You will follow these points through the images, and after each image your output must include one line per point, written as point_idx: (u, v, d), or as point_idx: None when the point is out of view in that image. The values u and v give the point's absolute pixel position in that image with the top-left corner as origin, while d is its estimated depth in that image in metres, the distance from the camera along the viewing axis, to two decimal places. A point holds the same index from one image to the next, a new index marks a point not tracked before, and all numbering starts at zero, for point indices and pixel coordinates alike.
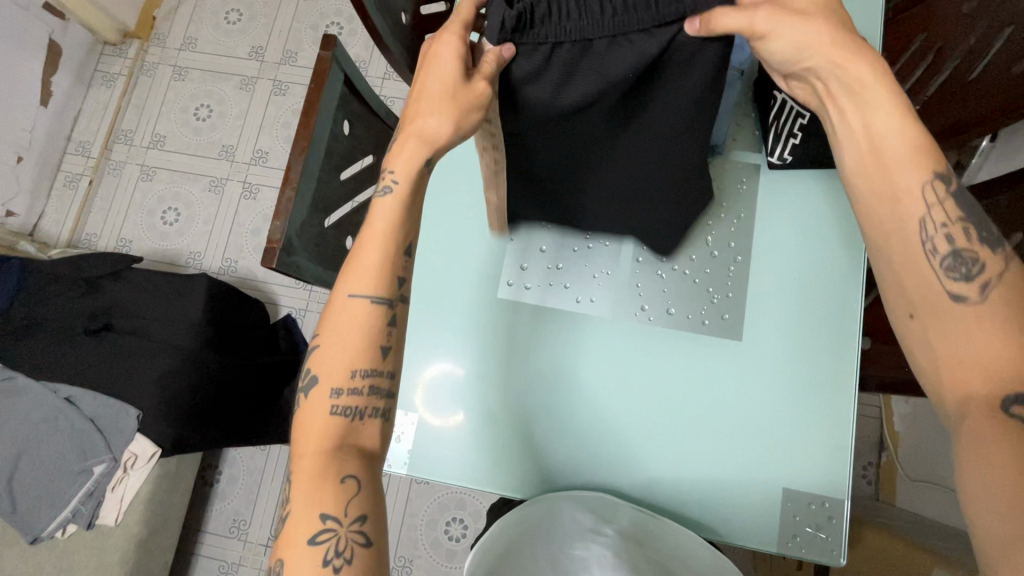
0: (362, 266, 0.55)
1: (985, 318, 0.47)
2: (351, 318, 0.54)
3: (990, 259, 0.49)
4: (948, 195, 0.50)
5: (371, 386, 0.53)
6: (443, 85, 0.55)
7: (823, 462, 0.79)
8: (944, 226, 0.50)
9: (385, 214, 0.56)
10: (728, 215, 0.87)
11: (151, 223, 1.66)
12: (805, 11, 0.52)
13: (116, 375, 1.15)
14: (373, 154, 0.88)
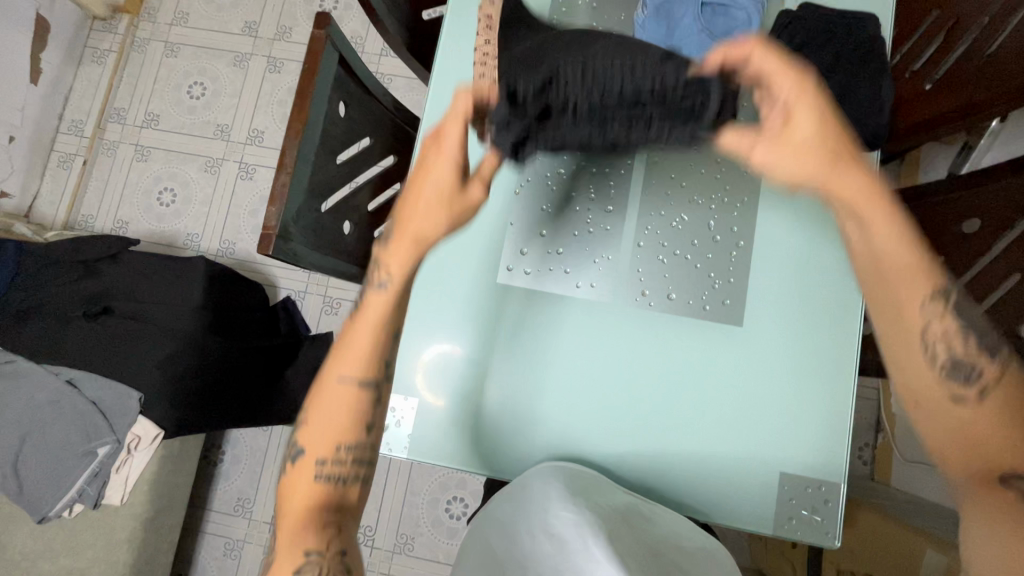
0: (356, 349, 0.56)
1: (985, 419, 0.52)
2: (338, 400, 0.55)
3: (989, 372, 0.53)
4: (942, 310, 0.54)
5: (354, 459, 0.55)
6: (438, 195, 0.57)
7: (819, 446, 0.80)
8: (944, 334, 0.54)
9: (379, 305, 0.57)
10: (731, 199, 0.85)
11: (147, 204, 1.65)
12: (808, 144, 0.53)
13: (117, 359, 1.16)
14: (370, 136, 0.86)
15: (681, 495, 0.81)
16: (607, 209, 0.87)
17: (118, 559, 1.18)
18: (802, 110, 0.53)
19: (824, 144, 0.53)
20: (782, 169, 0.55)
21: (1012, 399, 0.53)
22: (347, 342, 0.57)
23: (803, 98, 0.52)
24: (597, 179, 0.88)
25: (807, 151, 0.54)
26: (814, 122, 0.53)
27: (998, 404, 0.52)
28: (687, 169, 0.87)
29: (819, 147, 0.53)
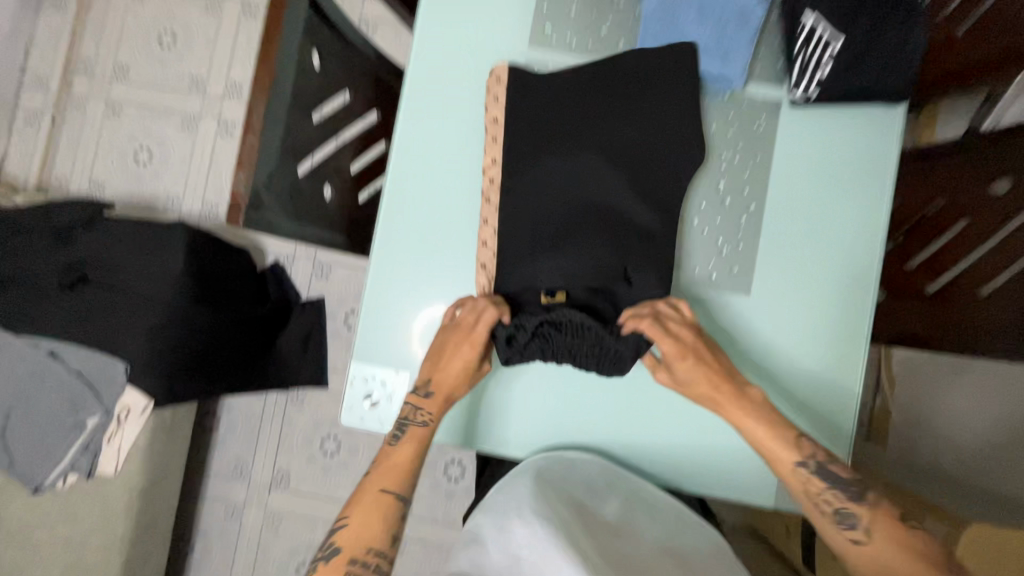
0: (396, 468, 0.67)
1: (880, 553, 0.58)
2: (376, 511, 0.63)
3: (862, 512, 0.61)
4: (810, 474, 0.64)
5: (379, 565, 0.61)
6: (463, 367, 0.74)
7: (823, 419, 0.78)
8: (822, 491, 0.64)
9: (415, 444, 0.69)
10: (743, 159, 0.79)
11: (123, 164, 1.56)
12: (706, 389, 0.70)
13: (99, 330, 1.12)
14: (350, 90, 0.78)
15: (682, 468, 0.79)
16: None
17: (116, 528, 1.18)
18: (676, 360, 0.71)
19: (714, 374, 0.71)
20: (684, 381, 0.72)
21: (888, 527, 0.59)
22: (387, 464, 0.67)
23: (683, 357, 0.71)
24: None
25: (699, 386, 0.71)
26: (688, 368, 0.71)
27: (882, 538, 0.59)
28: None
29: (705, 377, 0.71)
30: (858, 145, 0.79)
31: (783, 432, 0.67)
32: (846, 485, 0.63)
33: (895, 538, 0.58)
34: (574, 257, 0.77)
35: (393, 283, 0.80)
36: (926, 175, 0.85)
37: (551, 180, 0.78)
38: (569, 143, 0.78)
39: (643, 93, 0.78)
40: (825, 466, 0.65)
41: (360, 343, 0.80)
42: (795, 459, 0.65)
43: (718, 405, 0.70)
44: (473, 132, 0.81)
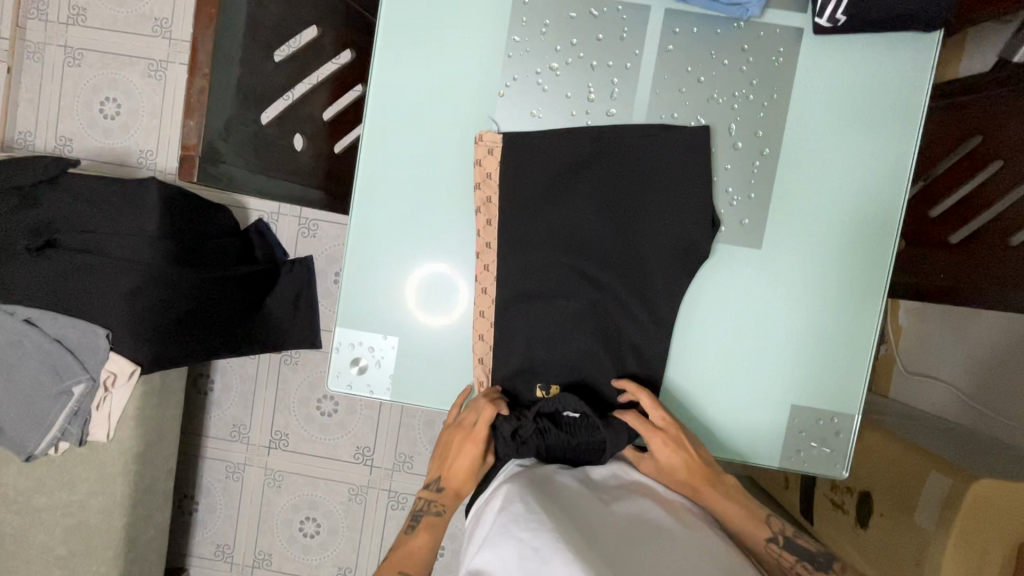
0: (413, 556, 0.68)
1: None
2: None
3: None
4: (781, 549, 0.67)
5: None
6: (468, 462, 0.71)
7: (839, 377, 0.74)
8: (794, 567, 0.66)
9: (428, 535, 0.70)
10: (758, 95, 0.71)
11: (89, 117, 1.46)
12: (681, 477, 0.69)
13: (77, 295, 1.07)
14: (318, 25, 0.69)
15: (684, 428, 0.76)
16: (609, 112, 0.72)
17: (115, 492, 1.17)
18: (664, 451, 0.69)
19: (694, 472, 0.68)
20: (667, 468, 0.69)
21: None
22: (404, 552, 0.69)
23: (667, 446, 0.69)
24: (598, 75, 0.72)
25: (680, 475, 0.69)
26: (673, 457, 0.69)
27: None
28: (705, 60, 0.71)
29: (688, 474, 0.68)
30: (888, 79, 0.71)
31: (757, 514, 0.69)
32: (812, 558, 0.67)
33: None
34: (564, 345, 0.73)
35: (378, 242, 0.75)
36: (960, 112, 0.75)
37: (542, 254, 0.72)
38: (563, 220, 0.72)
39: (651, 167, 0.71)
40: (792, 541, 0.68)
41: (343, 306, 0.75)
42: (766, 536, 0.67)
43: (696, 492, 0.69)
44: (458, 73, 0.73)
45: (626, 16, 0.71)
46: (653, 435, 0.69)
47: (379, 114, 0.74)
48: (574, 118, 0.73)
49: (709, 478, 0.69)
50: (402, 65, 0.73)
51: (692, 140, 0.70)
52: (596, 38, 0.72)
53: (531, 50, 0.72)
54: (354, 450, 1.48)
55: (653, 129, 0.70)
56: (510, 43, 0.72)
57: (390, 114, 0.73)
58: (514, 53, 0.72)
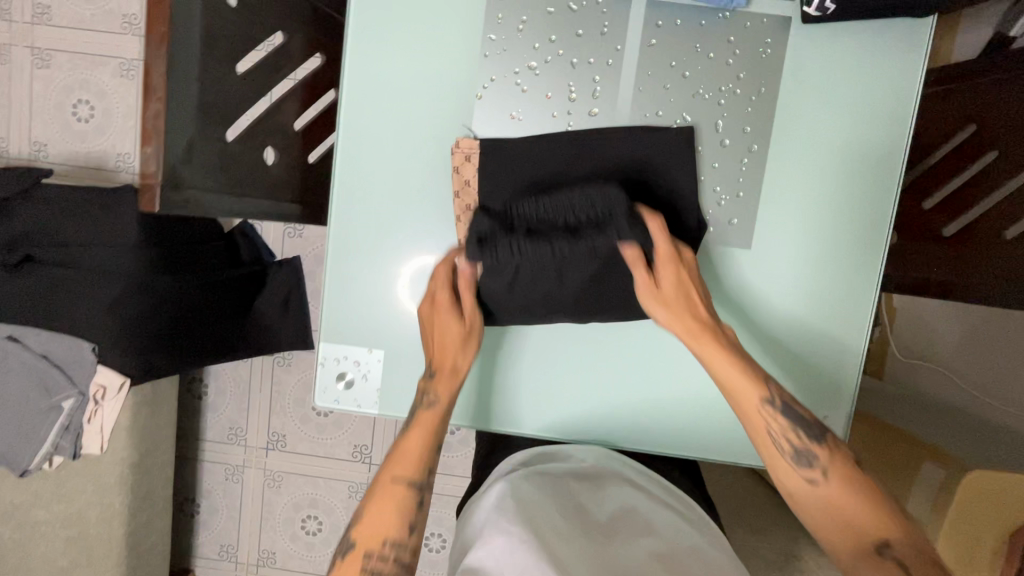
0: (409, 452, 0.63)
1: (836, 493, 0.57)
2: (389, 500, 0.60)
3: (822, 452, 0.59)
4: (776, 410, 0.60)
5: (398, 558, 0.57)
6: (455, 334, 0.68)
7: (831, 376, 0.73)
8: (786, 434, 0.60)
9: (422, 431, 0.65)
10: (745, 90, 0.69)
11: (63, 121, 1.41)
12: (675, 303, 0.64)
13: (60, 309, 1.05)
14: (285, 31, 0.66)
15: (676, 430, 0.75)
16: (591, 112, 0.70)
17: (114, 502, 1.17)
18: (669, 267, 0.64)
19: (694, 306, 0.64)
20: (669, 305, 0.64)
21: (849, 472, 0.58)
22: (398, 452, 0.63)
23: (676, 263, 0.64)
24: (578, 73, 0.69)
25: (682, 312, 0.64)
26: (677, 283, 0.64)
27: (840, 480, 0.57)
28: (690, 54, 0.68)
29: (688, 308, 0.64)
30: (881, 67, 0.68)
31: (758, 372, 0.62)
32: (811, 427, 0.60)
33: (853, 483, 0.57)
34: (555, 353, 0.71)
35: (356, 256, 0.73)
36: (951, 98, 0.74)
37: None
38: None
39: (635, 169, 0.68)
40: (790, 405, 0.61)
41: (327, 320, 0.74)
42: (760, 395, 0.60)
43: (694, 337, 0.63)
44: (433, 76, 0.70)
45: (606, 9, 0.68)
46: (666, 251, 0.64)
47: (354, 122, 0.71)
48: (554, 119, 0.70)
49: (709, 325, 0.63)
50: (376, 69, 0.70)
51: (674, 141, 0.68)
52: (576, 34, 0.68)
53: (508, 49, 0.69)
54: (353, 449, 1.48)
55: (633, 131, 0.68)
56: (485, 42, 0.69)
57: (365, 121, 0.71)
58: (491, 52, 0.69)
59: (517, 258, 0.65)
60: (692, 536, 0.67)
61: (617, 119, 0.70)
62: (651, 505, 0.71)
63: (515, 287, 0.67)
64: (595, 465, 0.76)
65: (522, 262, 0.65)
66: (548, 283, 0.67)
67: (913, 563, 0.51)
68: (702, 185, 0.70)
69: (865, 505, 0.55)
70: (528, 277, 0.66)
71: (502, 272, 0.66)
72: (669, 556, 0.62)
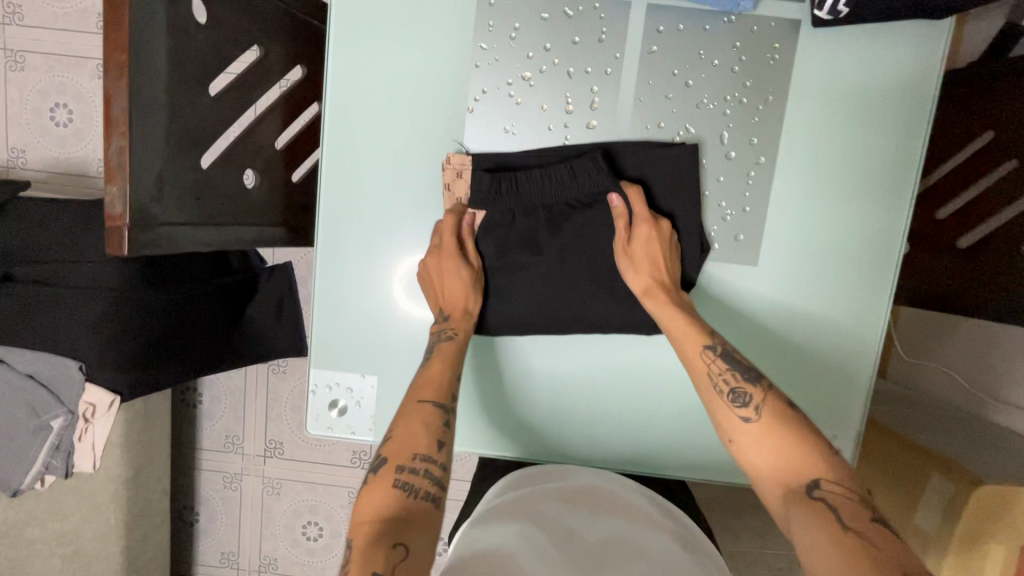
0: (430, 376, 0.60)
1: (768, 430, 0.55)
2: (417, 418, 0.57)
3: (756, 391, 0.57)
4: (716, 357, 0.60)
5: (428, 471, 0.54)
6: (458, 279, 0.65)
7: (842, 396, 0.71)
8: (723, 376, 0.59)
9: (445, 356, 0.62)
10: (751, 99, 0.65)
11: (41, 125, 1.30)
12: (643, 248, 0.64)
13: (46, 329, 1.01)
14: (261, 46, 0.62)
15: (681, 450, 0.73)
16: (589, 124, 0.66)
17: (109, 519, 1.16)
18: (644, 225, 0.64)
19: (659, 269, 0.64)
20: (633, 260, 0.65)
21: (781, 410, 0.56)
22: (421, 377, 0.61)
23: (651, 224, 0.64)
24: (575, 83, 0.65)
25: (645, 267, 0.64)
26: (647, 246, 0.64)
27: (771, 417, 0.55)
28: (693, 62, 0.65)
29: (653, 268, 0.64)
30: (893, 73, 0.64)
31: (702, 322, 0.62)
32: (746, 369, 0.59)
33: (786, 423, 0.55)
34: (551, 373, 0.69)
35: (345, 279, 0.70)
36: (974, 102, 0.71)
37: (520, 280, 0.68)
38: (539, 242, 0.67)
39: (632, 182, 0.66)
40: (729, 352, 0.61)
41: (316, 346, 0.71)
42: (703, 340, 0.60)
43: (646, 291, 0.64)
44: (421, 89, 0.66)
45: (604, 15, 0.64)
46: (641, 208, 0.65)
47: (340, 139, 0.67)
48: (551, 133, 0.66)
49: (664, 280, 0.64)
50: (361, 83, 0.66)
51: (675, 156, 0.65)
52: (572, 42, 0.64)
53: (500, 59, 0.65)
54: (351, 455, 1.46)
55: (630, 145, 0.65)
56: (476, 52, 0.65)
57: (354, 138, 0.67)
58: (481, 63, 0.65)
59: (515, 200, 0.67)
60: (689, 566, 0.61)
61: (617, 132, 0.66)
62: (649, 530, 0.65)
63: (506, 243, 0.68)
64: (587, 485, 0.70)
65: (519, 205, 0.67)
66: (541, 231, 0.68)
67: (837, 504, 0.49)
68: (705, 200, 0.67)
69: (795, 440, 0.54)
70: (523, 221, 0.68)
71: (499, 215, 0.68)
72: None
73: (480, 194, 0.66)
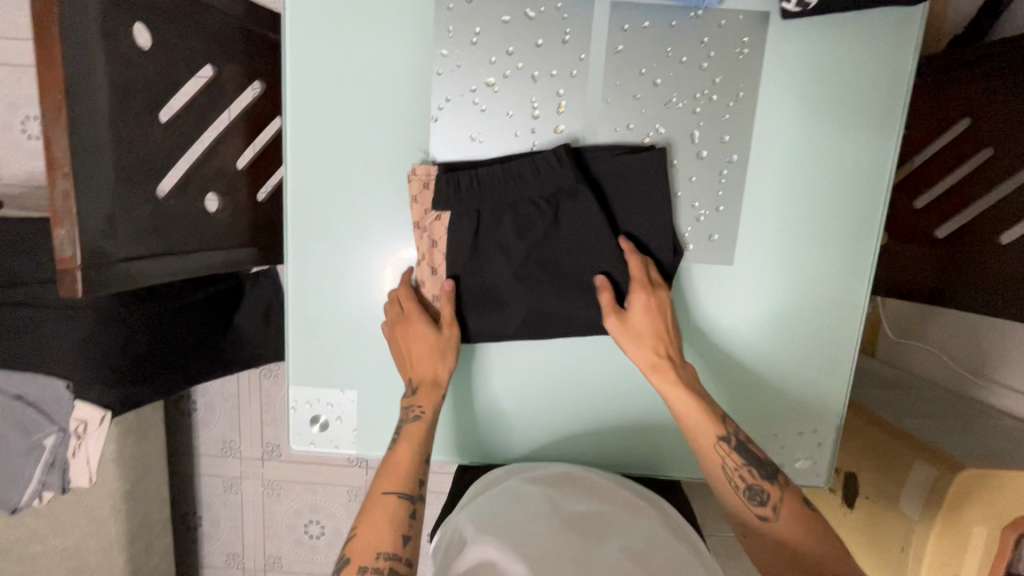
0: (398, 466, 0.61)
1: (783, 526, 0.59)
2: (383, 514, 0.58)
3: (772, 488, 0.61)
4: (731, 449, 0.62)
5: (392, 567, 0.55)
6: (428, 348, 0.65)
7: (818, 392, 0.71)
8: (737, 469, 0.62)
9: (410, 445, 0.62)
10: (721, 97, 0.64)
11: (12, 139, 1.12)
12: (643, 329, 0.64)
13: (24, 350, 0.99)
14: (215, 64, 0.60)
15: (666, 448, 0.74)
16: (557, 129, 0.65)
17: (110, 532, 1.17)
18: (641, 296, 0.63)
19: (663, 339, 0.64)
20: (634, 329, 0.64)
21: (797, 507, 0.60)
22: (386, 467, 0.61)
23: (648, 291, 0.64)
24: (540, 87, 0.64)
25: (649, 342, 0.63)
26: (650, 321, 0.64)
27: (788, 514, 0.59)
28: (661, 60, 0.63)
29: (656, 340, 0.64)
30: (864, 63, 0.63)
31: (712, 407, 0.63)
32: (761, 465, 0.62)
33: (801, 518, 0.59)
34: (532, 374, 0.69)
35: (317, 294, 0.70)
36: (950, 87, 0.69)
37: (494, 284, 0.67)
38: (509, 249, 0.66)
39: (602, 179, 0.65)
40: (744, 444, 0.63)
41: (293, 363, 0.71)
42: (716, 434, 0.62)
43: (655, 368, 0.63)
44: (383, 100, 0.64)
45: (567, 15, 0.62)
46: (642, 277, 0.64)
47: (304, 154, 0.66)
48: (518, 139, 0.65)
49: (672, 357, 0.64)
50: (321, 97, 0.65)
51: (642, 158, 0.63)
52: (536, 44, 0.63)
53: (462, 65, 0.63)
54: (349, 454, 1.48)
55: (600, 149, 0.64)
56: (437, 59, 0.63)
57: (319, 153, 0.66)
58: (443, 70, 0.63)
59: (479, 198, 0.64)
60: (672, 546, 0.62)
61: (585, 137, 0.65)
62: (633, 516, 0.65)
63: (476, 251, 0.66)
64: (560, 474, 0.70)
65: (483, 205, 0.65)
66: (507, 236, 0.66)
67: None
68: (675, 196, 0.66)
69: (811, 536, 0.58)
70: (487, 223, 0.65)
71: (464, 223, 0.65)
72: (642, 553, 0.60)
73: (443, 197, 0.64)
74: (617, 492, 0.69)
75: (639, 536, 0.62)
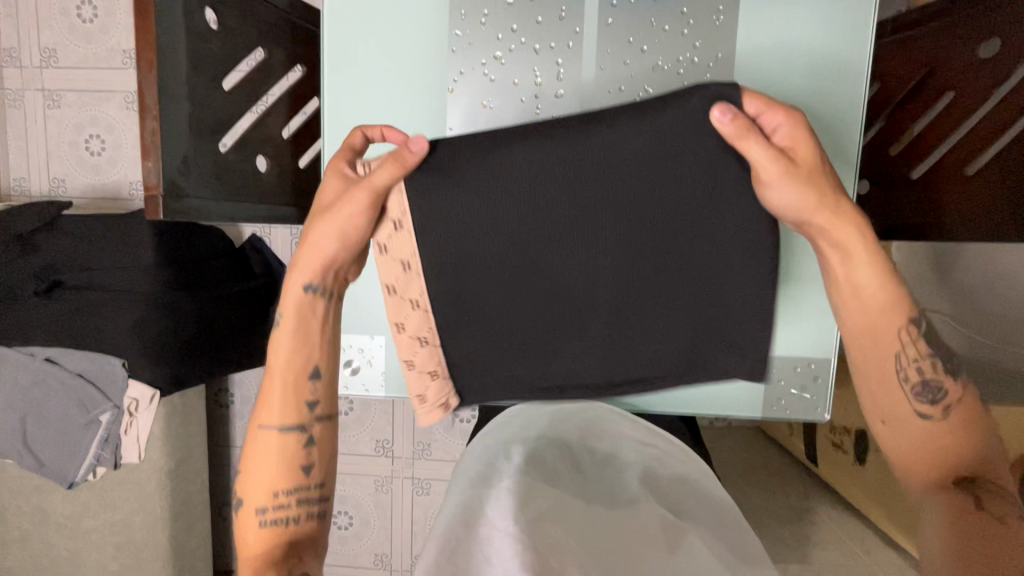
0: (273, 400, 0.59)
1: (940, 432, 0.54)
2: (269, 452, 0.59)
3: (952, 388, 0.54)
4: (917, 336, 0.54)
5: (297, 499, 0.59)
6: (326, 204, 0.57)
7: (795, 325, 0.76)
8: (915, 361, 0.54)
9: (279, 363, 0.60)
10: (702, 58, 0.72)
11: (77, 155, 1.26)
12: (792, 149, 0.50)
13: (87, 331, 1.09)
14: (264, 47, 0.70)
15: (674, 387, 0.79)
16: (557, 93, 0.74)
17: (155, 508, 1.25)
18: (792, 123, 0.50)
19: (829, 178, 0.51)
20: (804, 178, 0.50)
21: (967, 412, 0.55)
22: (264, 400, 0.60)
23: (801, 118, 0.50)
24: (542, 58, 0.73)
25: (813, 181, 0.50)
26: (808, 145, 0.50)
27: (957, 419, 0.54)
28: (647, 28, 0.72)
29: (823, 175, 0.50)
30: (833, 16, 0.70)
31: (900, 297, 0.53)
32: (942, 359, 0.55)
33: (968, 428, 0.54)
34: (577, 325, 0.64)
35: None
36: (910, 45, 0.76)
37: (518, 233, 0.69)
38: None
39: None
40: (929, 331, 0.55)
41: None
42: (903, 318, 0.54)
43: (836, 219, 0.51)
44: (407, 75, 0.75)
45: None
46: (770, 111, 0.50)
47: (337, 126, 0.76)
48: (523, 104, 0.74)
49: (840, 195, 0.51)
50: (354, 76, 0.75)
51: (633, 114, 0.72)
52: (537, 21, 0.72)
53: (473, 41, 0.73)
54: None
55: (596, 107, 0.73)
56: (452, 38, 0.73)
57: (350, 123, 0.76)
58: (458, 47, 0.73)
59: None
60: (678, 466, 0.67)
61: (583, 99, 0.73)
62: (636, 446, 0.71)
63: None
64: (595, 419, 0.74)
65: None
66: None
67: (988, 494, 0.51)
68: None
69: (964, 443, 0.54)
70: None
71: None
72: (655, 479, 0.65)
73: None
74: (613, 428, 0.73)
75: (647, 463, 0.67)
